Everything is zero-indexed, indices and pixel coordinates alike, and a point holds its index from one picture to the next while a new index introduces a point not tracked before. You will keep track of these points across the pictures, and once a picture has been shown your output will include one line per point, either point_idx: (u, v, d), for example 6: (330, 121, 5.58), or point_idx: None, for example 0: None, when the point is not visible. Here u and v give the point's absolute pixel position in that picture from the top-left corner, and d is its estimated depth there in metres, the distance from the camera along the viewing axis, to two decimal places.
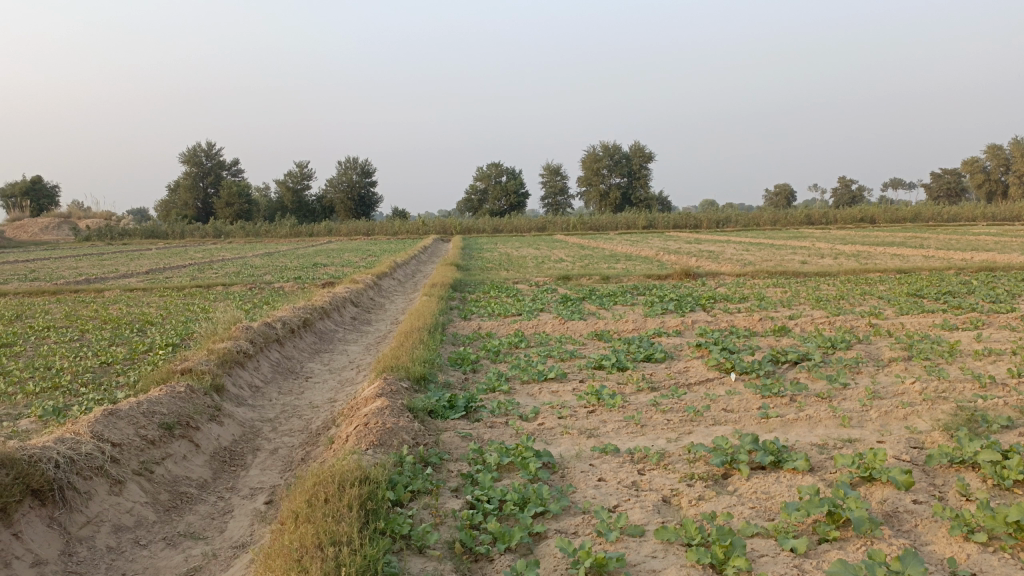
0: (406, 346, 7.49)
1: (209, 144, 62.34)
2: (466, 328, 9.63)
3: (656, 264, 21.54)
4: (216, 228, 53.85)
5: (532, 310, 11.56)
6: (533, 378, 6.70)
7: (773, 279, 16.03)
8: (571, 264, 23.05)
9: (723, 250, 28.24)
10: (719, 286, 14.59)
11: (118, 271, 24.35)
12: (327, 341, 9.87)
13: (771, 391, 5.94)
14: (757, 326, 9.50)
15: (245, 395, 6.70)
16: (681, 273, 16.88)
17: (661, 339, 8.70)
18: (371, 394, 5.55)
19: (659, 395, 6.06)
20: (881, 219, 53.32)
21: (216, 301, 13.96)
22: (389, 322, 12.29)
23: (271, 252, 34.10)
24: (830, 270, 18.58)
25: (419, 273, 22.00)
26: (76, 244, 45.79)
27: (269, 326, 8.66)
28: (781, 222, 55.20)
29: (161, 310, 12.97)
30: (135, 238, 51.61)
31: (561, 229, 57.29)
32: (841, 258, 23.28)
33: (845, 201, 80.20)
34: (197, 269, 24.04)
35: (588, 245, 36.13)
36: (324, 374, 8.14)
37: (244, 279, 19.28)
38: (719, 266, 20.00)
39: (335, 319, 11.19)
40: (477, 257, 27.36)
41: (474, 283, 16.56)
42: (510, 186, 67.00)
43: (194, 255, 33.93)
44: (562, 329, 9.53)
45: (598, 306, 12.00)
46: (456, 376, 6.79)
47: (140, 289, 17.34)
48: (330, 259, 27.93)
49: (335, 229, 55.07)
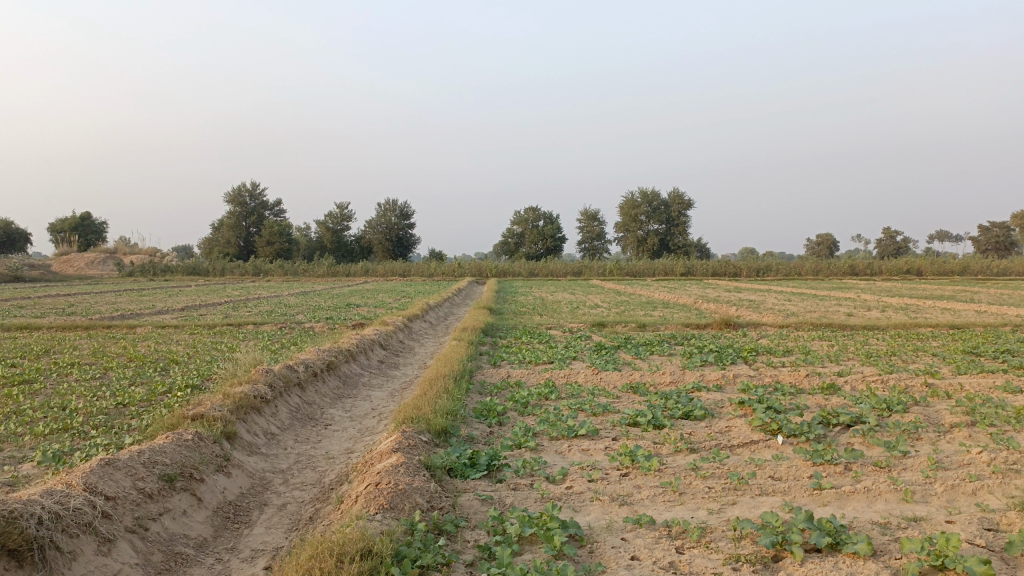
0: (429, 394, 7.10)
1: (253, 184, 63.61)
2: (495, 376, 9.24)
3: (694, 313, 21.00)
4: (256, 266, 54.53)
5: (564, 358, 11.14)
6: (563, 434, 6.27)
7: (817, 332, 15.40)
8: (607, 311, 22.58)
9: (764, 300, 27.53)
10: (760, 338, 14.02)
11: (154, 307, 24.57)
12: (351, 385, 9.54)
13: (823, 458, 5.42)
14: (804, 383, 8.96)
15: (258, 443, 6.37)
16: (720, 323, 16.34)
17: (701, 394, 8.21)
18: (387, 448, 5.17)
19: (699, 458, 5.59)
20: (928, 271, 51.92)
21: (245, 340, 13.78)
22: (417, 366, 11.96)
23: (307, 292, 34.23)
24: (877, 323, 17.84)
25: (452, 316, 21.75)
26: (119, 280, 46.57)
27: (291, 370, 8.38)
28: (823, 273, 54.10)
29: (189, 348, 12.83)
30: (177, 274, 52.46)
31: (598, 274, 56.84)
32: (888, 311, 22.46)
33: (889, 252, 78.63)
34: (232, 307, 24.12)
35: (624, 291, 35.64)
36: (344, 422, 7.79)
37: (276, 318, 19.21)
38: (760, 316, 19.38)
39: (362, 363, 10.90)
40: (512, 301, 27.05)
41: (507, 328, 16.20)
42: (547, 231, 66.98)
43: (231, 292, 34.15)
44: (595, 380, 9.09)
45: (633, 356, 11.53)
46: (480, 430, 6.37)
47: (173, 325, 17.33)
48: (363, 299, 27.83)
49: (371, 270, 55.33)
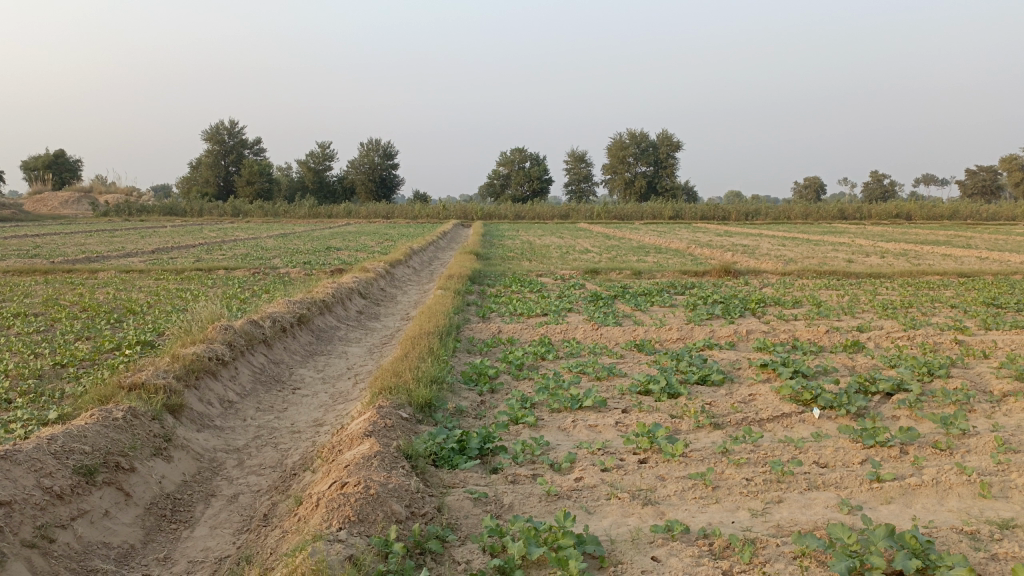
0: (410, 357, 6.21)
1: (233, 122, 61.50)
2: (484, 332, 8.34)
3: (690, 259, 20.13)
4: (235, 207, 53.02)
5: (559, 310, 10.27)
6: (565, 406, 5.41)
7: (822, 280, 14.60)
8: (598, 256, 21.66)
9: (758, 245, 26.68)
10: (765, 287, 13.18)
11: (123, 250, 23.39)
12: (324, 341, 8.62)
13: (875, 440, 4.63)
14: (824, 341, 8.16)
15: (211, 416, 5.48)
16: (719, 269, 15.50)
17: (713, 354, 7.37)
18: (357, 432, 4.26)
19: (728, 438, 4.77)
20: (918, 216, 51.31)
21: (213, 288, 12.75)
22: (399, 317, 11.06)
23: (287, 234, 33.01)
24: (883, 270, 17.06)
25: (437, 261, 20.80)
26: (93, 220, 44.94)
27: (256, 325, 7.44)
28: (813, 216, 53.36)
29: (150, 296, 11.81)
30: (154, 214, 50.88)
31: (585, 217, 55.80)
32: (887, 257, 21.72)
33: (875, 196, 78.20)
34: (206, 250, 23.00)
35: (615, 235, 34.75)
36: (315, 385, 6.90)
37: (251, 263, 18.15)
38: (758, 263, 18.52)
39: (338, 314, 9.98)
40: (499, 245, 26.11)
41: (496, 275, 15.26)
42: (533, 172, 65.60)
43: (208, 234, 32.77)
44: (594, 336, 8.24)
45: (633, 306, 10.69)
46: (470, 401, 5.50)
47: (139, 270, 16.24)
48: (344, 243, 26.70)
49: (354, 212, 53.95)
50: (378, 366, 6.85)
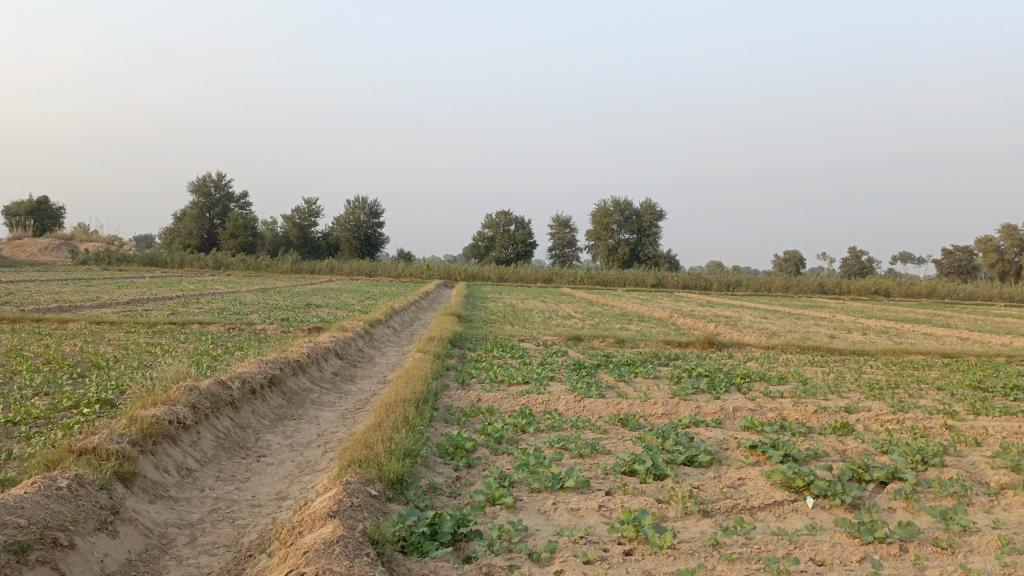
0: (383, 427, 5.89)
1: (220, 175, 61.61)
2: (462, 400, 8.03)
3: (673, 329, 19.99)
4: (217, 259, 52.61)
5: (540, 378, 10.00)
6: (545, 486, 5.11)
7: (806, 356, 14.46)
8: (581, 323, 21.46)
9: (740, 317, 26.66)
10: (749, 361, 12.99)
11: (97, 299, 22.89)
12: (295, 404, 8.27)
13: (873, 535, 4.37)
14: (812, 422, 7.93)
15: (165, 486, 5.11)
16: (703, 341, 15.33)
17: (700, 431, 7.11)
18: (320, 512, 3.93)
19: (718, 529, 4.49)
20: (896, 293, 51.86)
21: (185, 344, 12.36)
22: (375, 380, 10.72)
23: (267, 289, 32.62)
24: (866, 348, 16.98)
25: (418, 322, 20.51)
26: (70, 267, 44.31)
27: (223, 386, 7.10)
28: (793, 290, 53.77)
29: (118, 350, 11.40)
30: (134, 263, 50.31)
31: (568, 282, 55.90)
32: (869, 334, 21.70)
33: (854, 272, 79.18)
34: (182, 303, 22.56)
35: (597, 302, 34.66)
36: (281, 452, 6.54)
37: (227, 317, 17.75)
38: (741, 336, 18.39)
39: (312, 375, 9.63)
40: (481, 307, 25.90)
41: (477, 339, 14.98)
42: (518, 236, 65.94)
43: (186, 286, 32.30)
44: (577, 408, 7.96)
45: (616, 377, 10.44)
46: (444, 477, 5.18)
47: (110, 321, 15.79)
48: (324, 300, 26.35)
49: (337, 269, 53.67)
50: (349, 435, 6.52)
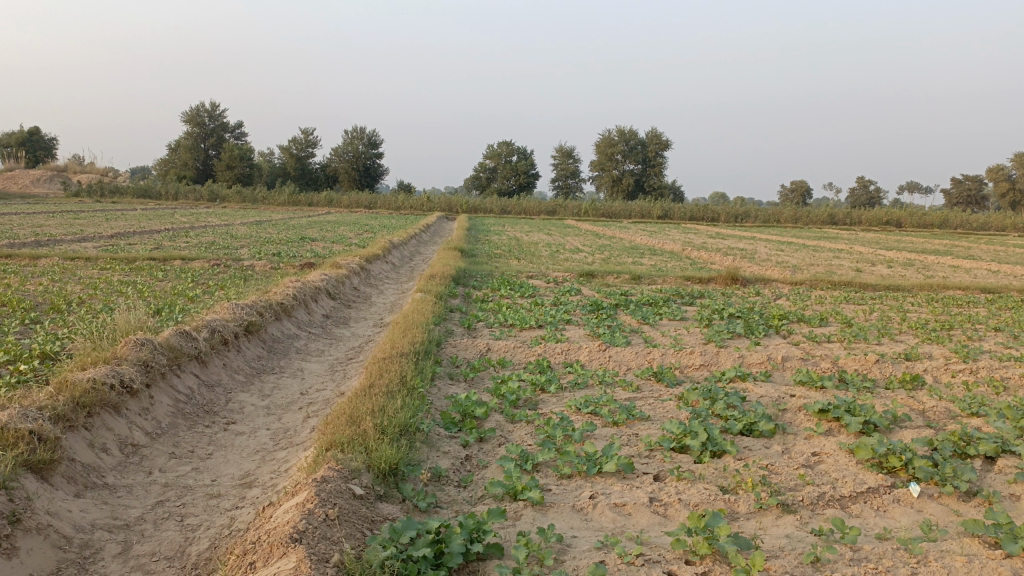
0: (374, 392, 4.80)
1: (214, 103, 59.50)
2: (468, 351, 6.94)
3: (688, 263, 18.87)
4: (212, 191, 51.17)
5: (555, 321, 8.92)
6: (578, 471, 4.03)
7: (839, 292, 13.37)
8: (590, 256, 20.32)
9: (756, 249, 25.49)
10: (780, 299, 11.89)
11: (81, 233, 21.66)
12: (277, 354, 7.18)
13: (1019, 545, 3.27)
14: (874, 373, 6.86)
15: (97, 475, 4.06)
16: (725, 276, 14.18)
17: (750, 389, 6.04)
18: (280, 533, 2.87)
19: (808, 535, 3.43)
20: (908, 223, 50.52)
21: (162, 283, 11.20)
22: (371, 324, 9.64)
23: (261, 222, 31.22)
24: (898, 282, 15.86)
25: (419, 257, 19.38)
26: (61, 200, 42.91)
27: (187, 337, 5.99)
28: (803, 221, 52.40)
29: (86, 290, 10.24)
30: (127, 196, 48.78)
31: (572, 213, 54.55)
32: (893, 267, 20.58)
33: (862, 203, 77.49)
34: (171, 236, 21.36)
35: (604, 235, 33.42)
36: (255, 417, 5.47)
37: (214, 253, 16.56)
38: (763, 270, 17.27)
39: (299, 319, 8.54)
40: (485, 241, 24.73)
41: (482, 276, 13.83)
42: (521, 166, 64.19)
43: (178, 220, 30.89)
44: (601, 358, 6.90)
45: (640, 319, 9.35)
46: (450, 459, 4.10)
47: (86, 257, 14.59)
48: (320, 234, 25.06)
49: (335, 200, 52.38)
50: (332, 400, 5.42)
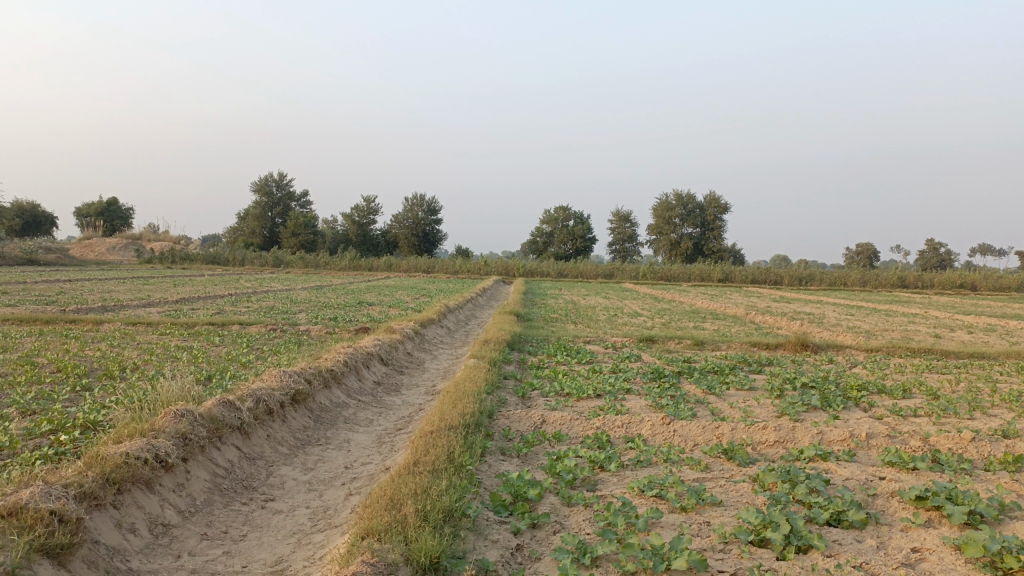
0: (419, 471, 4.43)
1: (281, 173, 61.65)
2: (522, 423, 6.54)
3: (753, 328, 18.18)
4: (276, 257, 52.47)
5: (615, 390, 8.46)
6: (643, 567, 3.55)
7: (918, 360, 12.54)
8: (650, 321, 19.79)
9: (824, 314, 24.54)
10: (855, 368, 11.17)
11: (147, 298, 22.19)
12: (324, 425, 6.90)
13: None
14: (972, 452, 6.18)
15: (120, 559, 3.77)
16: (794, 343, 13.50)
17: (833, 470, 5.47)
18: None
19: None
20: (984, 287, 48.33)
21: (218, 348, 11.17)
22: (424, 391, 9.33)
23: (321, 287, 31.65)
24: (983, 349, 14.87)
25: (475, 321, 19.18)
26: (135, 266, 44.58)
27: (230, 407, 5.76)
28: (870, 284, 50.68)
29: (142, 356, 10.24)
30: (196, 262, 50.38)
31: (630, 277, 54.03)
32: (974, 333, 19.43)
33: (932, 265, 74.88)
34: (232, 302, 21.72)
35: (664, 299, 32.81)
36: (296, 493, 5.15)
37: (273, 318, 16.66)
38: (833, 336, 16.47)
39: (349, 387, 8.28)
40: (542, 305, 24.44)
41: (538, 342, 13.48)
42: (578, 231, 64.25)
43: (242, 285, 31.58)
44: (665, 432, 6.41)
45: (705, 389, 8.82)
46: (499, 550, 3.68)
47: (149, 323, 14.78)
48: (377, 298, 25.18)
49: (394, 265, 53.06)
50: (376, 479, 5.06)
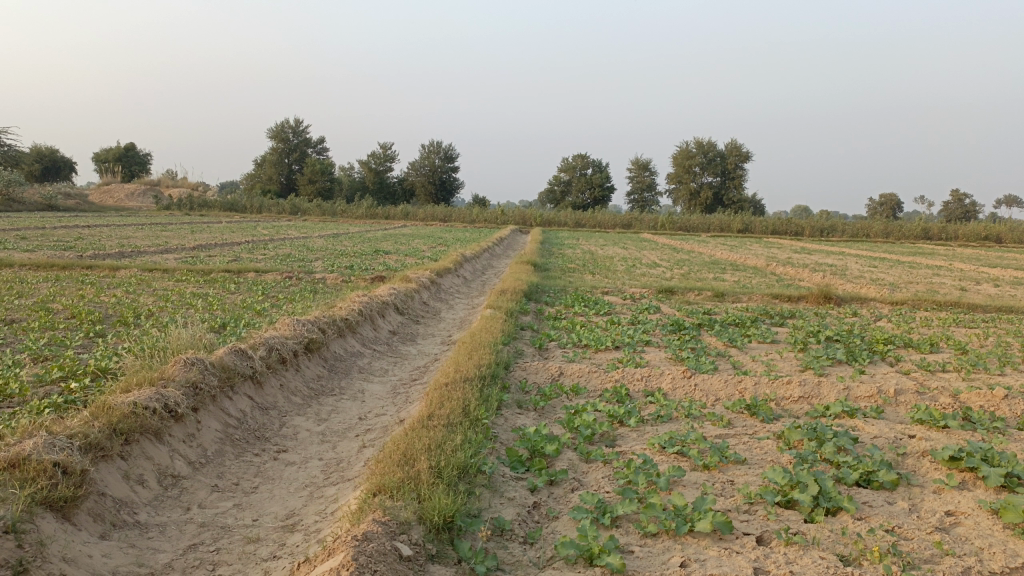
0: (433, 425, 4.30)
1: (298, 119, 61.11)
2: (539, 375, 6.39)
3: (773, 280, 17.88)
4: (293, 205, 52.33)
5: (634, 342, 8.29)
6: (666, 529, 3.41)
7: (944, 314, 12.25)
8: (668, 271, 19.53)
9: (846, 266, 24.12)
10: (880, 321, 10.91)
11: (165, 245, 22.16)
12: (338, 374, 6.79)
13: None
14: (1004, 410, 5.97)
15: (127, 512, 3.68)
16: (816, 295, 13.23)
17: (861, 428, 5.29)
18: None
19: None
20: (1010, 239, 47.36)
21: (232, 295, 11.07)
22: (440, 341, 9.21)
23: (338, 235, 31.52)
24: (1011, 303, 14.51)
25: (492, 271, 19.00)
26: (153, 213, 44.66)
27: (242, 356, 5.64)
28: (893, 235, 49.83)
29: (157, 303, 10.17)
30: (214, 209, 50.38)
31: (648, 227, 53.47)
32: (1001, 286, 19.01)
33: (957, 217, 73.51)
34: (249, 249, 21.65)
35: (682, 249, 32.41)
36: (309, 444, 5.05)
37: (289, 265, 16.57)
38: (857, 288, 16.14)
39: (364, 336, 8.16)
40: (559, 254, 24.20)
41: (555, 292, 13.30)
42: (596, 179, 63.47)
43: (259, 232, 31.52)
44: (686, 386, 6.24)
45: (726, 341, 8.62)
46: (515, 508, 3.55)
47: (164, 269, 14.73)
48: (394, 247, 25.03)
49: (411, 214, 52.78)
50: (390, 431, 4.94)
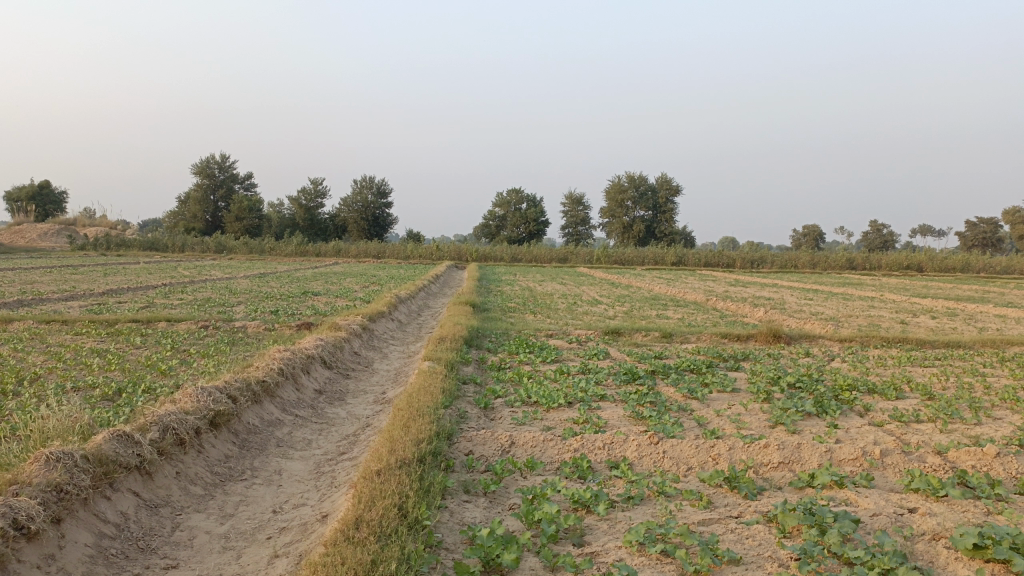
0: (361, 539, 3.43)
1: (224, 155, 59.27)
2: (487, 447, 5.58)
3: (717, 316, 17.51)
4: (219, 243, 50.32)
5: (588, 397, 7.54)
6: None
7: (895, 351, 11.95)
8: (610, 309, 18.98)
9: (784, 299, 24.07)
10: (836, 362, 10.46)
11: (72, 290, 20.48)
12: (250, 452, 5.81)
13: None
14: (999, 471, 5.43)
15: None
16: (766, 334, 12.78)
17: (858, 504, 4.64)
18: None
19: None
20: (930, 267, 48.89)
21: (137, 351, 9.88)
22: (372, 399, 8.28)
23: (266, 275, 30.09)
24: (954, 336, 14.39)
25: (429, 312, 18.12)
26: (67, 255, 42.12)
27: (126, 442, 4.66)
28: (820, 265, 50.92)
29: (47, 363, 8.93)
30: (133, 249, 47.98)
31: (584, 260, 53.41)
32: (935, 317, 19.11)
33: (877, 246, 76.13)
34: (167, 293, 20.17)
35: (620, 284, 32.08)
36: (209, 553, 4.10)
37: (208, 312, 15.32)
38: (802, 324, 15.84)
39: (284, 399, 7.18)
40: (498, 292, 23.43)
41: (497, 336, 12.51)
42: (530, 215, 63.32)
43: (180, 273, 29.82)
44: (651, 454, 5.52)
45: (686, 392, 7.96)
46: None
47: (65, 320, 13.32)
48: (324, 287, 23.78)
49: (343, 251, 51.41)
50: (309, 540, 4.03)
